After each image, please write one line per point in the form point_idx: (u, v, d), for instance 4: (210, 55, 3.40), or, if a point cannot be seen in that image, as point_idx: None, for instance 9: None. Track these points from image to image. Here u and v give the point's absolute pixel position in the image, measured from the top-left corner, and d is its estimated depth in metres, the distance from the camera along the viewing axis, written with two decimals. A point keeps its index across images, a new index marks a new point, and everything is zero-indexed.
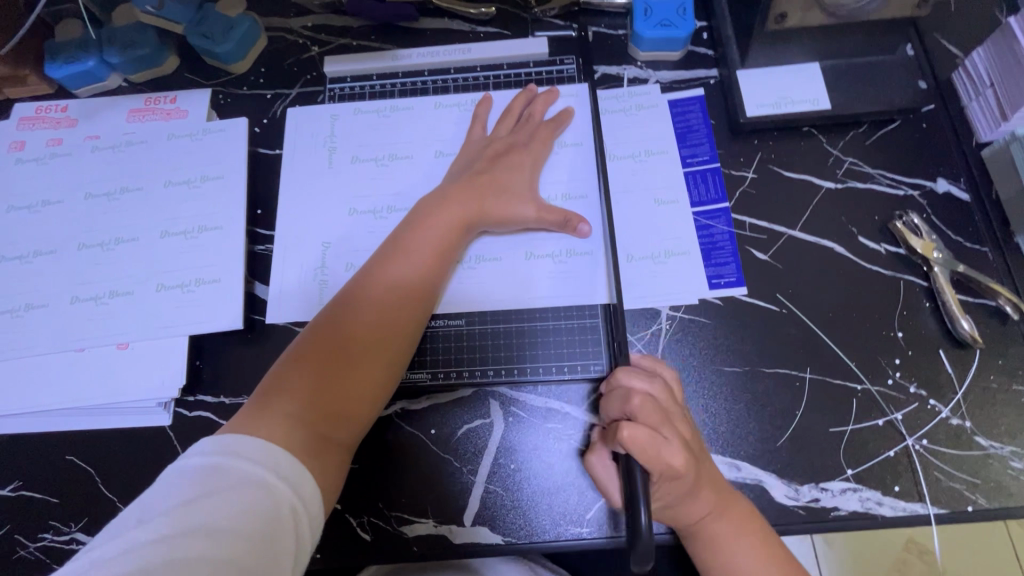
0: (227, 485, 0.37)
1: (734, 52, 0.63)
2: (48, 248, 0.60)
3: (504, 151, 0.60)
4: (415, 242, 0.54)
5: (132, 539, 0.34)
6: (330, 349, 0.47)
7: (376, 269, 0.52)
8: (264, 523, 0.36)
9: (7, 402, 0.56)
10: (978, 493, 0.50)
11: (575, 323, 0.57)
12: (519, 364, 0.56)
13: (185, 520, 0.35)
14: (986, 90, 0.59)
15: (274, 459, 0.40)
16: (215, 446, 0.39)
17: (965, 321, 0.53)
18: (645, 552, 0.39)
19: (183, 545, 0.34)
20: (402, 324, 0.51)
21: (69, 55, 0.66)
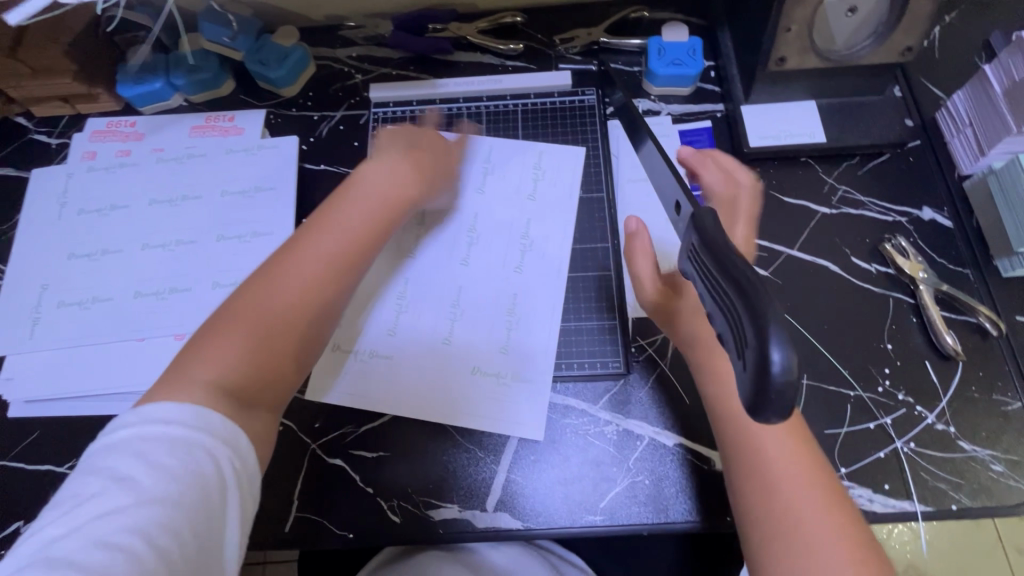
0: (178, 453, 0.39)
1: (739, 89, 0.69)
2: (114, 247, 0.66)
3: (482, 176, 0.66)
4: (342, 219, 0.53)
5: (100, 493, 0.38)
6: (255, 319, 0.47)
7: (306, 237, 0.52)
8: (207, 492, 0.39)
9: (71, 386, 0.61)
10: (961, 492, 0.54)
11: (553, 329, 0.62)
12: (487, 364, 0.60)
13: (150, 483, 0.38)
14: (966, 129, 0.65)
15: (209, 420, 0.41)
16: (160, 416, 0.41)
17: (948, 336, 0.58)
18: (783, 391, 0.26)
19: (146, 508, 0.37)
20: (337, 295, 0.51)
21: (139, 75, 0.73)
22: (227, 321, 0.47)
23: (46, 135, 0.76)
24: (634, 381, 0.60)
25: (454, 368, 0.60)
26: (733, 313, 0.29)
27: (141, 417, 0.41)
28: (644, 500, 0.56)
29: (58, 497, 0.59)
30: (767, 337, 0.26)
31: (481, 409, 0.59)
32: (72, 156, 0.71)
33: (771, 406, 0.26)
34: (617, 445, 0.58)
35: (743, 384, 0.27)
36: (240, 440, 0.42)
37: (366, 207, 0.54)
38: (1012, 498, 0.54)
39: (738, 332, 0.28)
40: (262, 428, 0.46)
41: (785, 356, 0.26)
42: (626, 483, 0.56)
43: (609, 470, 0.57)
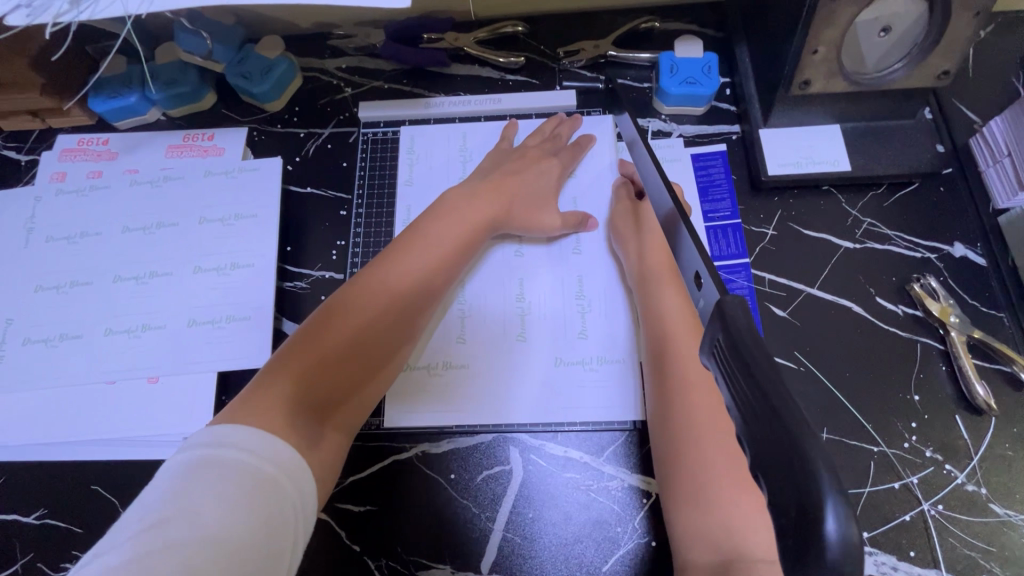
0: (214, 476, 0.37)
1: (757, 111, 0.64)
2: (84, 279, 0.61)
3: (530, 161, 0.63)
4: (431, 239, 0.55)
5: (126, 531, 0.35)
6: (339, 340, 0.48)
7: (391, 256, 0.54)
8: (265, 521, 0.36)
9: (37, 430, 0.57)
10: (993, 562, 0.50)
11: (600, 343, 0.58)
12: (570, 352, 0.58)
13: (179, 510, 0.35)
14: (1003, 158, 0.60)
15: (266, 452, 0.39)
16: (225, 439, 0.39)
17: (979, 386, 0.54)
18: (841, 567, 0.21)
19: (172, 538, 0.34)
20: (411, 312, 0.53)
21: (112, 89, 0.68)
22: (312, 339, 0.48)
23: (14, 151, 0.71)
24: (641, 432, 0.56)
25: (535, 360, 0.58)
26: (767, 452, 0.24)
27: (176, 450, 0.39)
28: (650, 564, 0.52)
29: (23, 550, 0.56)
30: (823, 504, 0.21)
31: (558, 409, 0.56)
32: (41, 178, 0.66)
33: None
34: (622, 503, 0.54)
35: (781, 545, 0.23)
36: (300, 469, 0.40)
37: (454, 227, 0.57)
38: None
39: (776, 477, 0.23)
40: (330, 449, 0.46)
41: (842, 523, 0.21)
42: (631, 546, 0.52)
43: (614, 531, 0.53)
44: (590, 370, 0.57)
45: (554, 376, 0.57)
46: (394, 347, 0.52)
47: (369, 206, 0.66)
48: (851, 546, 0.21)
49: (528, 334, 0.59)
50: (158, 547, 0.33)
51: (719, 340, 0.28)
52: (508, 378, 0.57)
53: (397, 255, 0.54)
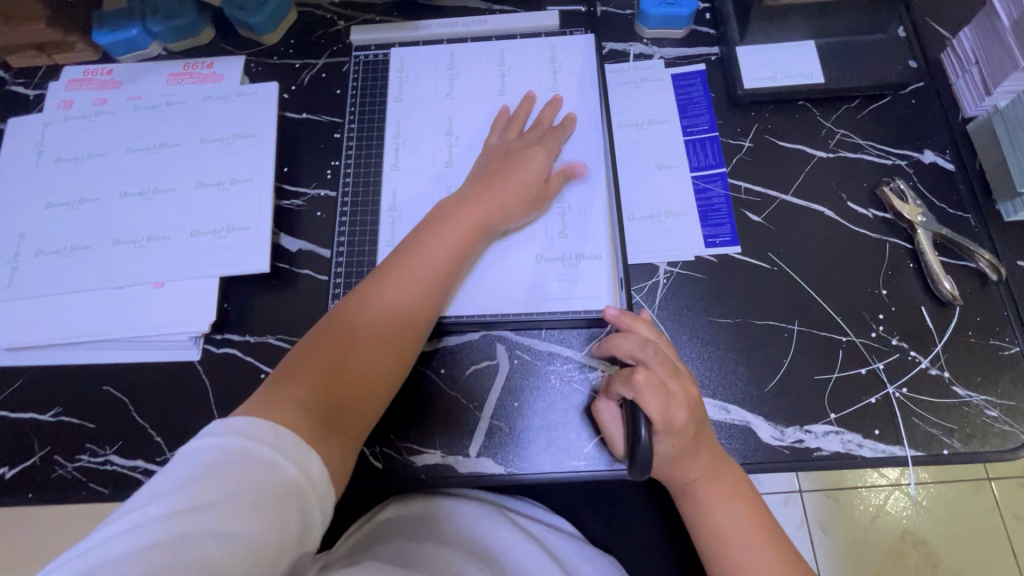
0: (241, 467, 0.38)
1: (734, 30, 0.66)
2: (92, 196, 0.64)
3: (518, 87, 0.64)
4: (426, 254, 0.55)
5: (145, 514, 0.35)
6: (342, 346, 0.50)
7: (386, 273, 0.54)
8: (284, 514, 0.38)
9: (49, 333, 0.60)
10: (954, 438, 0.53)
11: (580, 242, 0.60)
12: (551, 251, 0.60)
13: (205, 500, 0.36)
14: (971, 67, 0.62)
15: (281, 438, 0.41)
16: (265, 439, 0.40)
17: (946, 281, 0.57)
18: (644, 457, 0.45)
19: (196, 528, 0.35)
20: (415, 324, 0.53)
21: (115, 22, 0.71)
22: (318, 340, 0.50)
23: (22, 86, 0.74)
24: None
25: (517, 263, 0.60)
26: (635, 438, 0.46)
27: (195, 438, 0.39)
28: None
29: (41, 444, 0.59)
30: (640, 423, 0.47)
31: (535, 305, 0.58)
32: (49, 105, 0.69)
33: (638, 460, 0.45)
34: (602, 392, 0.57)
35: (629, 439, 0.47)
36: (313, 453, 0.42)
37: (452, 225, 0.56)
38: (1005, 443, 0.53)
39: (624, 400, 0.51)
40: (347, 439, 0.47)
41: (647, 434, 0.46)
42: None
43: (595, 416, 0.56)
44: (569, 267, 0.59)
45: (535, 274, 0.59)
46: (401, 339, 0.52)
47: (359, 127, 0.68)
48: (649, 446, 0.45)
49: (510, 249, 0.61)
50: (180, 536, 0.34)
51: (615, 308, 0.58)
52: (492, 286, 0.59)
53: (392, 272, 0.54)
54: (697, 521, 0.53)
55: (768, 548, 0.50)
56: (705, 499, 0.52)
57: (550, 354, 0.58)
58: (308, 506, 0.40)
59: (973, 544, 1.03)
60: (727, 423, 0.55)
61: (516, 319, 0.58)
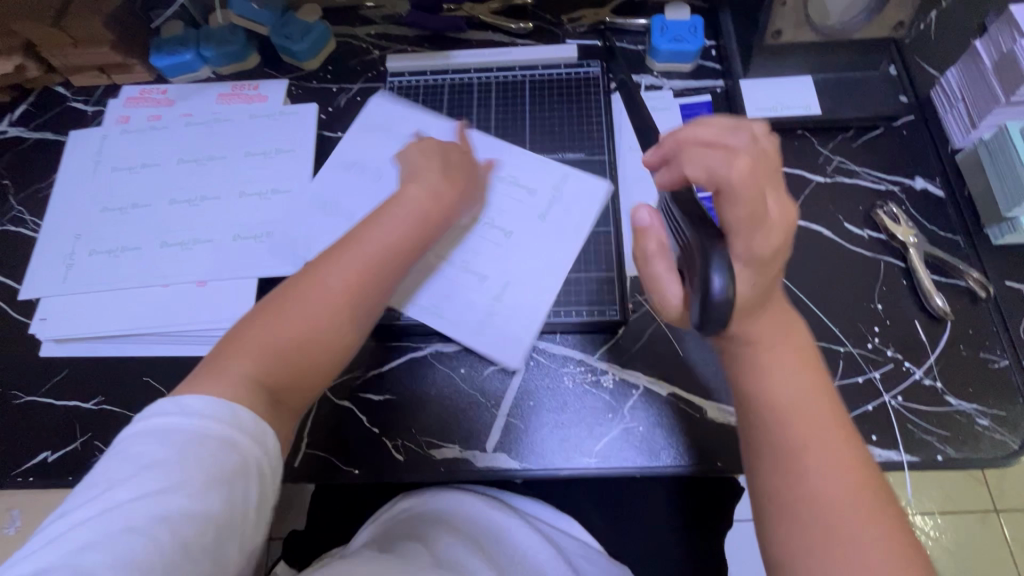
0: (199, 450, 0.40)
1: (738, 65, 0.72)
2: (143, 202, 0.70)
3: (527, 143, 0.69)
4: (372, 237, 0.54)
5: (115, 496, 0.38)
6: (282, 329, 0.49)
7: (332, 254, 0.53)
8: (244, 491, 0.41)
9: (97, 326, 0.65)
10: (947, 445, 0.56)
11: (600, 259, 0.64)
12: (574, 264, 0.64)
13: (167, 484, 0.39)
14: (957, 103, 0.67)
15: (230, 418, 0.42)
16: (215, 424, 0.42)
17: (937, 298, 0.60)
18: (722, 305, 0.38)
19: (164, 510, 0.38)
20: (367, 307, 0.53)
21: (172, 48, 0.78)
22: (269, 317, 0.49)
23: (82, 102, 0.81)
24: (630, 334, 0.63)
25: (544, 274, 0.63)
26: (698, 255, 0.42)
27: (144, 420, 0.41)
28: (636, 444, 0.58)
29: (82, 429, 0.63)
30: (712, 267, 0.39)
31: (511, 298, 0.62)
32: (108, 120, 0.76)
33: (710, 323, 0.39)
34: (613, 394, 0.60)
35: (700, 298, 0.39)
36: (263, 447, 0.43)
37: (405, 212, 0.56)
38: (997, 450, 0.56)
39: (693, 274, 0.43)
40: (286, 418, 0.48)
41: (724, 281, 0.38)
42: (622, 430, 0.59)
43: (605, 418, 0.59)
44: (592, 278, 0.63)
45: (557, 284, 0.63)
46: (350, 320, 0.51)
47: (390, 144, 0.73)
48: (727, 293, 0.38)
49: (484, 249, 0.64)
50: (150, 518, 0.38)
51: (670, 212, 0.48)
52: (436, 278, 0.63)
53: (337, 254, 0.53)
54: (795, 479, 0.41)
55: (879, 519, 0.39)
56: (802, 444, 0.42)
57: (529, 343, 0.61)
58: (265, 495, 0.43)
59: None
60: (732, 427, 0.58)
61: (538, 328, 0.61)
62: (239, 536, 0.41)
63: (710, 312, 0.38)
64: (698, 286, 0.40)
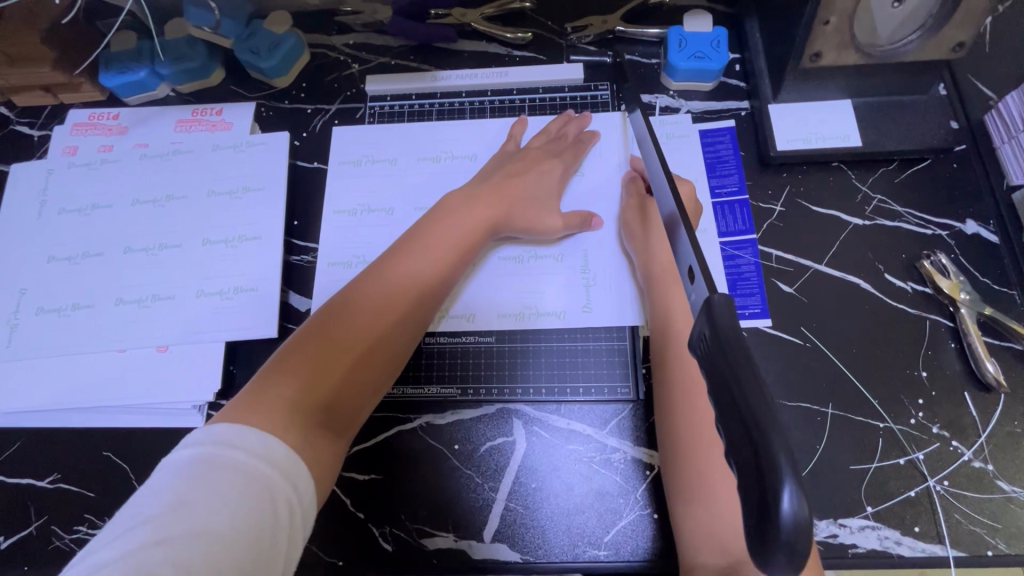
0: (224, 481, 0.36)
1: (767, 86, 0.64)
2: (96, 250, 0.62)
3: (532, 162, 0.61)
4: (426, 246, 0.53)
5: (131, 540, 0.33)
6: (338, 334, 0.47)
7: (387, 263, 0.52)
8: (274, 528, 0.36)
9: (49, 397, 0.58)
10: (998, 538, 0.50)
11: (617, 305, 0.58)
12: (594, 299, 0.59)
13: (188, 524, 0.33)
14: (1018, 134, 0.59)
15: (270, 450, 0.38)
16: (222, 440, 0.38)
17: (990, 364, 0.53)
18: (793, 541, 0.23)
19: (181, 556, 0.32)
20: (415, 324, 0.51)
21: (121, 64, 0.68)
22: (313, 337, 0.47)
23: (26, 126, 0.72)
24: (645, 406, 0.56)
25: (565, 306, 0.59)
26: (731, 432, 0.27)
27: (173, 452, 0.37)
28: (651, 534, 0.52)
29: (37, 513, 0.57)
30: (782, 485, 0.23)
31: (592, 304, 0.59)
32: (53, 151, 0.67)
33: (774, 559, 0.24)
34: (624, 475, 0.54)
35: (747, 522, 0.25)
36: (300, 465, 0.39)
37: (454, 229, 0.55)
38: None
39: (745, 474, 0.25)
40: (334, 447, 0.45)
41: (798, 499, 0.23)
42: (635, 517, 0.52)
43: (616, 503, 0.53)
44: (610, 316, 0.58)
45: (577, 321, 0.58)
46: (405, 327, 0.50)
47: (371, 180, 0.65)
48: (803, 522, 0.23)
49: (529, 253, 0.61)
50: (168, 564, 0.32)
51: (705, 335, 0.31)
52: (497, 284, 0.60)
53: (394, 261, 0.52)
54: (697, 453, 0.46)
55: None
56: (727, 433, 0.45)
57: (570, 389, 0.57)
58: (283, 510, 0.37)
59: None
60: None
61: (555, 375, 0.57)
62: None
63: (768, 557, 0.24)
64: (744, 491, 0.25)
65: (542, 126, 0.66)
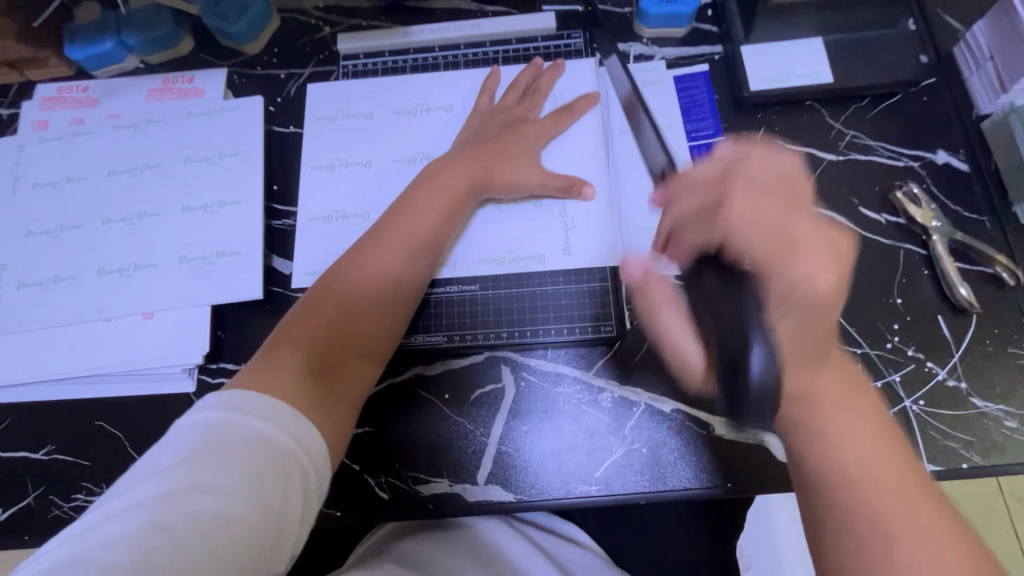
0: (231, 445, 0.37)
1: (739, 28, 0.64)
2: (74, 223, 0.62)
3: (510, 122, 0.62)
4: (409, 215, 0.55)
5: (143, 494, 0.35)
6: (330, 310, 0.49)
7: (373, 238, 0.53)
8: (280, 487, 0.37)
9: (38, 370, 0.58)
10: (973, 451, 0.52)
11: (599, 248, 0.59)
12: (576, 243, 0.59)
13: (196, 480, 0.35)
14: (987, 63, 0.60)
15: (279, 412, 0.40)
16: (231, 405, 0.39)
17: (962, 288, 0.55)
18: (765, 393, 0.34)
19: (193, 509, 0.34)
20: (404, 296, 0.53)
21: (88, 36, 0.66)
22: (304, 322, 0.49)
23: None
24: (629, 345, 0.57)
25: (548, 251, 0.60)
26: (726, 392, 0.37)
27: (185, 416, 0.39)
28: (640, 468, 0.53)
29: (35, 483, 0.57)
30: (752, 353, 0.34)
31: (571, 245, 0.59)
32: (23, 127, 0.66)
33: (751, 409, 0.34)
34: (612, 413, 0.55)
35: (728, 375, 0.35)
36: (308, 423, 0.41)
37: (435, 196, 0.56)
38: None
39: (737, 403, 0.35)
40: (342, 407, 0.46)
41: (765, 367, 0.33)
42: (623, 452, 0.54)
43: (605, 440, 0.54)
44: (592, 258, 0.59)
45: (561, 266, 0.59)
46: (393, 300, 0.52)
47: (348, 141, 0.64)
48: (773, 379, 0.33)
49: (510, 204, 0.61)
50: (179, 517, 0.34)
51: None
52: (482, 236, 0.60)
53: (381, 234, 0.53)
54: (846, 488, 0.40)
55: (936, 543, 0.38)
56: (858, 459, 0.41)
57: (555, 330, 0.58)
58: (297, 477, 0.38)
59: (1012, 541, 0.89)
60: (742, 442, 0.53)
61: (544, 321, 0.58)
62: (275, 539, 0.37)
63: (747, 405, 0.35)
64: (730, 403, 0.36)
65: (514, 77, 0.65)
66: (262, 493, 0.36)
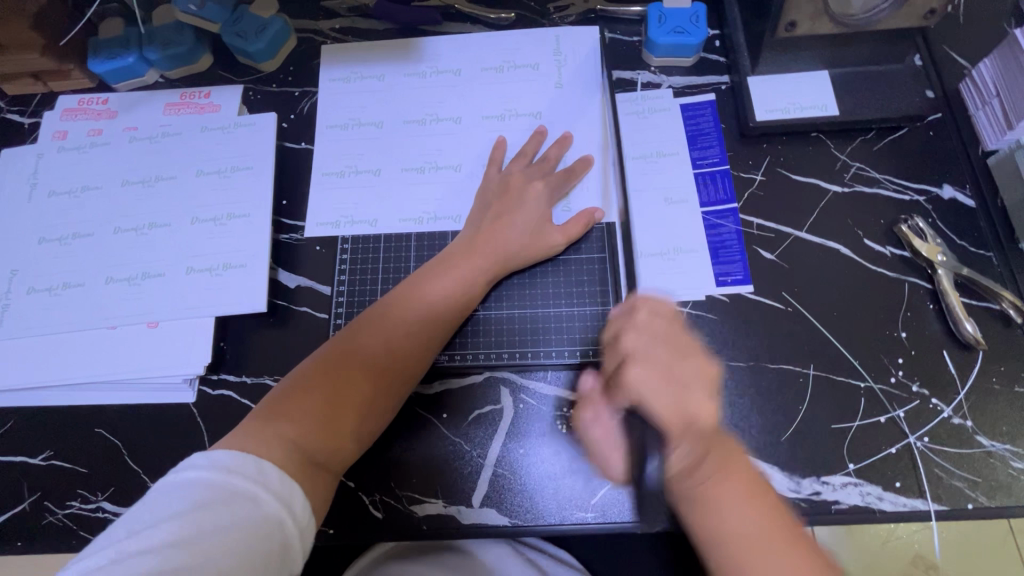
0: (218, 502, 0.38)
1: (745, 59, 0.64)
2: (86, 231, 0.63)
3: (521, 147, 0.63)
4: (426, 290, 0.55)
5: (127, 548, 0.36)
6: (335, 373, 0.50)
7: (391, 306, 0.54)
8: (259, 546, 0.38)
9: (42, 375, 0.59)
10: (978, 492, 0.51)
11: (602, 272, 0.60)
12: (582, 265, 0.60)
13: (182, 534, 0.36)
14: (992, 100, 0.61)
15: (266, 475, 0.41)
16: (213, 463, 0.40)
17: (968, 324, 0.54)
18: None
19: (174, 564, 0.35)
20: (405, 377, 0.52)
21: (110, 50, 0.68)
22: (311, 376, 0.49)
23: (16, 113, 0.71)
24: None
25: (552, 274, 0.60)
26: None
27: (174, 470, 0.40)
28: None
29: (30, 489, 0.57)
30: None
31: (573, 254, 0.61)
32: (44, 136, 0.68)
33: None
34: None
35: None
36: (293, 489, 0.42)
37: (456, 271, 0.56)
38: None
39: None
40: (328, 489, 0.47)
41: None
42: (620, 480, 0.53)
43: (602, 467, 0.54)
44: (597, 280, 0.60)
45: (565, 287, 0.60)
46: (399, 375, 0.52)
47: (358, 158, 0.65)
48: None
49: None
50: (159, 572, 0.35)
51: None
52: None
53: (397, 307, 0.54)
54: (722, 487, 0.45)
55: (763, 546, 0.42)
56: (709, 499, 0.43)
57: (556, 353, 0.58)
58: (282, 531, 0.39)
59: None
60: None
61: (546, 346, 0.58)
62: None
63: None
64: None
65: (523, 101, 0.66)
66: (243, 548, 0.37)
